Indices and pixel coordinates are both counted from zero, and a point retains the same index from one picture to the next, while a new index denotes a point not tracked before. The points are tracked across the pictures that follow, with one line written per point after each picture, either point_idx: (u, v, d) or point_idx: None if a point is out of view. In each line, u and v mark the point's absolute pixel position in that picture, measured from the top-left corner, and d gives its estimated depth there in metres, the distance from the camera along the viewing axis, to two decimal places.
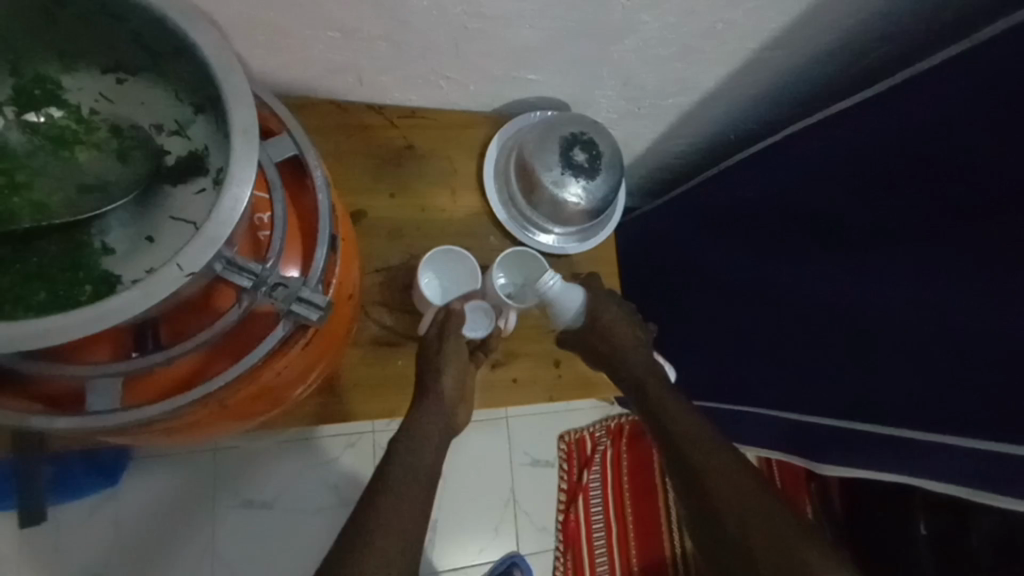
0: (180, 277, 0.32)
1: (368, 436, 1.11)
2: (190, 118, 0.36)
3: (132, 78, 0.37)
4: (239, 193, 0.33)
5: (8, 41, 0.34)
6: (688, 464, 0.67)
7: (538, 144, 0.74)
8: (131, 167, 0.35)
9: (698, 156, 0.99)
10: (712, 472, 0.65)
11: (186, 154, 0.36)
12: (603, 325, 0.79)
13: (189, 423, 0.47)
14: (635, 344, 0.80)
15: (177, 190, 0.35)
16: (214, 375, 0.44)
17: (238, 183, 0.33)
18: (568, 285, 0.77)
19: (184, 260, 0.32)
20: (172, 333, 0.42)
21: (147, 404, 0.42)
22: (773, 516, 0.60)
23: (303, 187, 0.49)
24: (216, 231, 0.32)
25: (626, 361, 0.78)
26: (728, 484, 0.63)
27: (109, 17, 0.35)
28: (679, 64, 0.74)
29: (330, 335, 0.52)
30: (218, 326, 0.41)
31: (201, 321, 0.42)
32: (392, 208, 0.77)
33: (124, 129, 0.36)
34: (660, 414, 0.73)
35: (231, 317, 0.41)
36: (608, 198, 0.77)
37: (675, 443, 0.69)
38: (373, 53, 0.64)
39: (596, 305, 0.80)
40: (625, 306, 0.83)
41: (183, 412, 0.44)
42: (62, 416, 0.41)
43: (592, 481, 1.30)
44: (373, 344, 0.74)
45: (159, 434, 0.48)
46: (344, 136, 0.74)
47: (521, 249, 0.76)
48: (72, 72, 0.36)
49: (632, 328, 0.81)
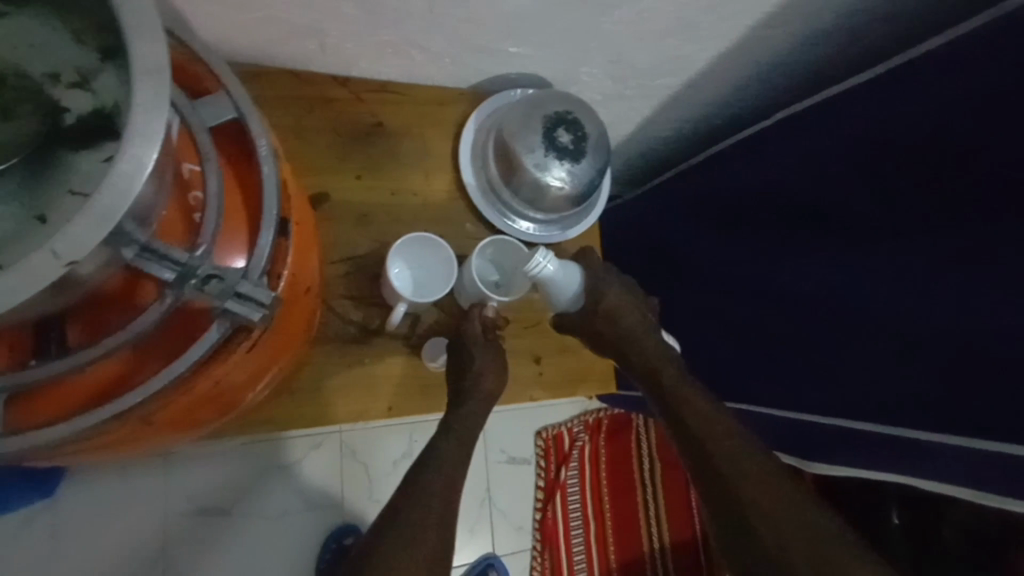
0: (68, 264, 0.26)
1: (335, 436, 1.06)
2: (96, 68, 0.29)
3: (17, 12, 0.29)
4: (145, 158, 0.26)
5: None
6: (714, 467, 0.59)
7: (520, 122, 0.68)
8: (17, 124, 0.28)
9: (683, 142, 0.94)
10: (743, 479, 0.57)
11: (92, 111, 0.28)
12: (607, 310, 0.72)
13: (113, 440, 0.40)
14: (644, 326, 0.73)
15: (78, 156, 0.28)
16: (135, 385, 0.37)
17: (141, 144, 0.26)
18: (562, 264, 0.69)
19: (63, 244, 0.26)
20: (81, 335, 0.34)
21: (49, 424, 0.35)
22: (810, 519, 0.53)
23: (246, 161, 0.42)
24: (111, 204, 0.26)
25: (637, 345, 0.72)
26: (759, 488, 0.56)
27: None
28: (673, 40, 0.69)
29: (285, 334, 0.46)
30: (135, 327, 0.34)
31: (113, 323, 0.35)
32: (358, 191, 0.70)
33: (7, 77, 0.28)
34: (682, 408, 0.65)
35: (152, 316, 0.34)
36: (594, 183, 0.71)
37: (700, 442, 0.62)
38: (338, 16, 0.57)
39: (596, 287, 0.73)
40: (629, 281, 0.76)
41: (103, 428, 0.37)
42: None
43: (569, 478, 1.26)
44: (338, 341, 0.67)
45: (79, 453, 0.42)
46: (304, 111, 0.67)
47: (497, 239, 0.72)
48: None
49: (639, 306, 0.74)
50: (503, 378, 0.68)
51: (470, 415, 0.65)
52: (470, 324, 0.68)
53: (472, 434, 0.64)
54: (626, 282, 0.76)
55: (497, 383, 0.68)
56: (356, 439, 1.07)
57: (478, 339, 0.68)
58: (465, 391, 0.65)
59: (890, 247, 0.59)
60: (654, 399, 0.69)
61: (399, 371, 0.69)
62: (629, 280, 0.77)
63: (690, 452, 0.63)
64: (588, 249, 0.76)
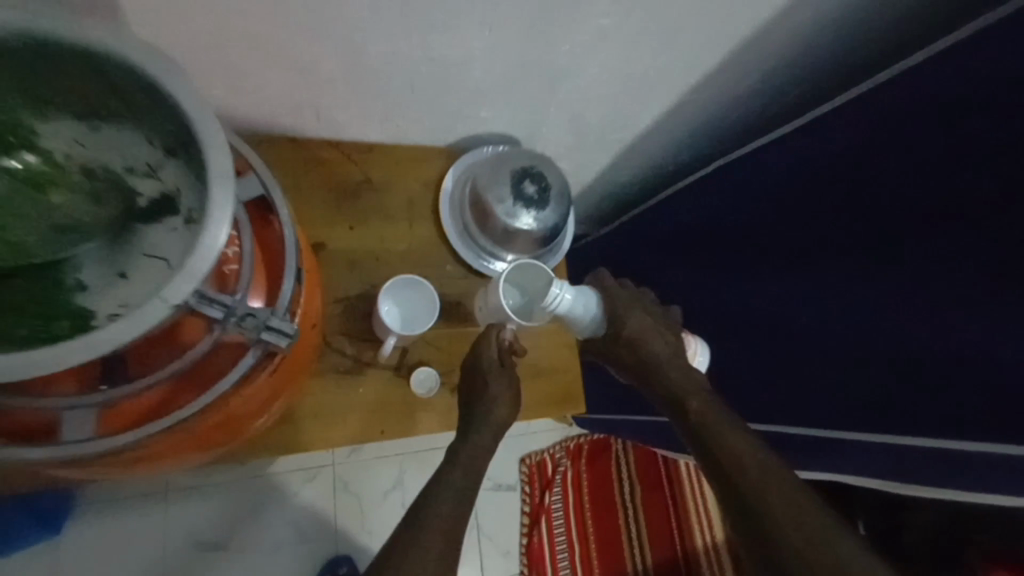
0: (171, 309, 0.33)
1: (329, 471, 1.11)
2: (162, 161, 0.37)
3: (105, 123, 0.37)
4: (217, 238, 0.34)
5: None
6: (727, 474, 0.58)
7: (490, 177, 0.79)
8: (105, 208, 0.37)
9: (640, 186, 1.06)
10: (753, 482, 0.56)
11: (158, 197, 0.37)
12: (628, 337, 0.77)
13: (159, 452, 0.48)
14: (669, 352, 0.75)
15: (148, 228, 0.37)
16: (182, 405, 0.45)
17: (216, 224, 0.34)
18: (579, 292, 0.76)
19: (168, 292, 0.33)
20: (137, 364, 0.42)
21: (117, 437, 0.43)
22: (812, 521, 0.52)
23: (266, 222, 0.51)
24: (195, 267, 0.34)
25: (661, 372, 0.73)
26: (769, 492, 0.55)
27: (87, 70, 0.34)
28: (618, 102, 0.81)
29: (296, 362, 0.54)
30: (186, 358, 0.43)
31: (170, 355, 0.43)
32: (352, 239, 0.79)
33: (97, 172, 0.38)
34: (710, 434, 0.62)
35: (200, 348, 0.43)
36: (558, 227, 0.81)
37: (713, 453, 0.61)
38: (331, 91, 0.68)
39: (618, 316, 0.78)
40: (650, 304, 0.81)
41: (154, 439, 0.45)
42: (38, 448, 0.41)
43: (554, 503, 1.32)
44: (336, 372, 0.75)
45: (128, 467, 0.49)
46: (302, 171, 0.77)
47: (519, 266, 0.77)
48: (43, 118, 0.36)
49: (662, 332, 0.77)
50: (516, 406, 0.73)
51: (483, 434, 0.69)
52: (488, 345, 0.74)
53: (482, 455, 0.67)
54: (647, 305, 0.81)
55: (509, 412, 0.72)
56: (348, 471, 1.13)
57: (494, 365, 0.73)
58: (477, 418, 0.70)
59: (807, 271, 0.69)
60: (677, 424, 0.68)
61: (393, 397, 0.77)
62: (650, 302, 0.82)
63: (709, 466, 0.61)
64: (601, 272, 0.85)
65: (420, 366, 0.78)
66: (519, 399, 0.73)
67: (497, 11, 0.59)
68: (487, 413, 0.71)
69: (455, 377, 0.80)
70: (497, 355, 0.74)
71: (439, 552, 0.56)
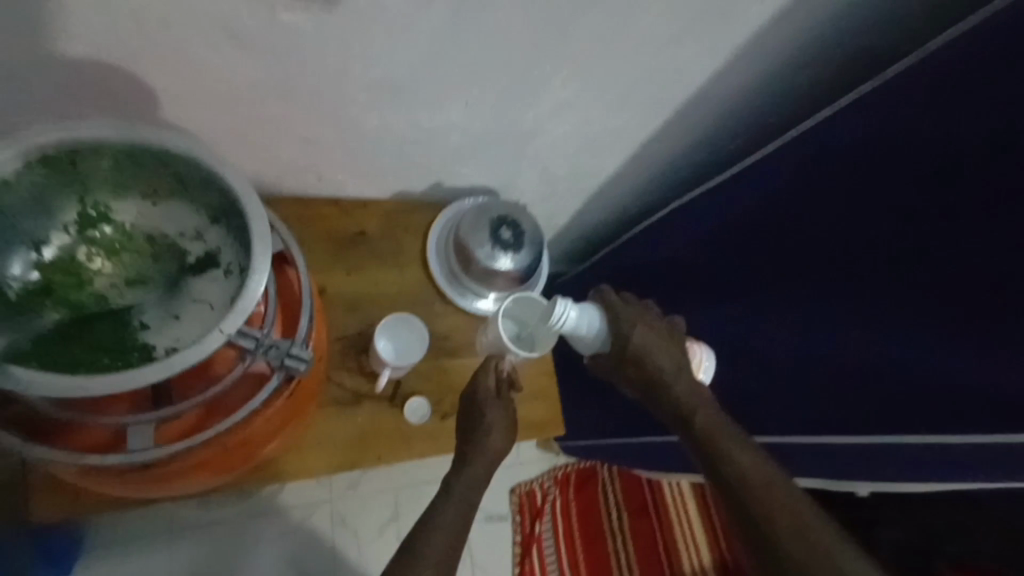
0: (225, 339, 0.43)
1: (327, 506, 1.17)
2: (207, 227, 0.50)
3: (163, 201, 0.50)
4: (259, 283, 0.45)
5: (83, 183, 0.47)
6: (743, 492, 0.65)
7: (471, 225, 0.89)
8: (164, 265, 0.49)
9: (608, 227, 1.18)
10: (768, 505, 0.63)
11: (205, 254, 0.49)
12: (636, 351, 0.77)
13: (199, 464, 0.56)
14: (675, 364, 0.78)
15: (196, 279, 0.49)
16: (224, 418, 0.54)
17: (258, 271, 0.46)
18: (581, 308, 0.77)
19: (223, 325, 0.44)
20: (186, 388, 0.53)
21: (173, 445, 0.52)
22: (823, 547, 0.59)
23: (283, 272, 0.62)
24: (244, 305, 0.44)
25: (670, 386, 0.76)
26: (784, 513, 0.62)
27: (158, 162, 0.47)
28: (582, 157, 0.93)
29: (310, 386, 0.63)
30: (228, 379, 0.52)
31: (213, 377, 0.53)
32: (351, 284, 0.88)
33: (156, 238, 0.50)
34: (719, 450, 0.69)
35: (237, 373, 0.53)
36: (533, 266, 0.92)
37: (729, 474, 0.67)
38: (332, 157, 0.79)
39: (623, 330, 0.78)
40: (655, 317, 0.82)
41: (196, 450, 0.54)
42: (109, 455, 0.50)
43: (545, 531, 1.37)
44: (338, 404, 0.83)
45: (170, 482, 0.57)
46: (305, 225, 0.87)
47: (517, 295, 0.84)
48: (119, 199, 0.49)
49: (668, 346, 0.79)
50: (511, 434, 0.79)
51: (480, 460, 0.75)
52: (484, 376, 0.81)
53: (477, 483, 0.73)
54: (652, 318, 0.81)
55: (504, 439, 0.78)
56: (346, 506, 1.19)
57: (491, 394, 0.80)
58: (475, 442, 0.76)
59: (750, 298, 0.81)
60: (682, 436, 0.74)
61: (389, 425, 0.85)
62: (650, 313, 0.82)
63: (721, 482, 0.67)
64: (602, 287, 0.84)
65: (412, 396, 0.87)
66: (513, 427, 0.79)
67: (473, 91, 0.71)
68: (481, 440, 0.76)
69: (445, 405, 0.88)
70: (494, 387, 0.81)
71: (442, 557, 0.64)
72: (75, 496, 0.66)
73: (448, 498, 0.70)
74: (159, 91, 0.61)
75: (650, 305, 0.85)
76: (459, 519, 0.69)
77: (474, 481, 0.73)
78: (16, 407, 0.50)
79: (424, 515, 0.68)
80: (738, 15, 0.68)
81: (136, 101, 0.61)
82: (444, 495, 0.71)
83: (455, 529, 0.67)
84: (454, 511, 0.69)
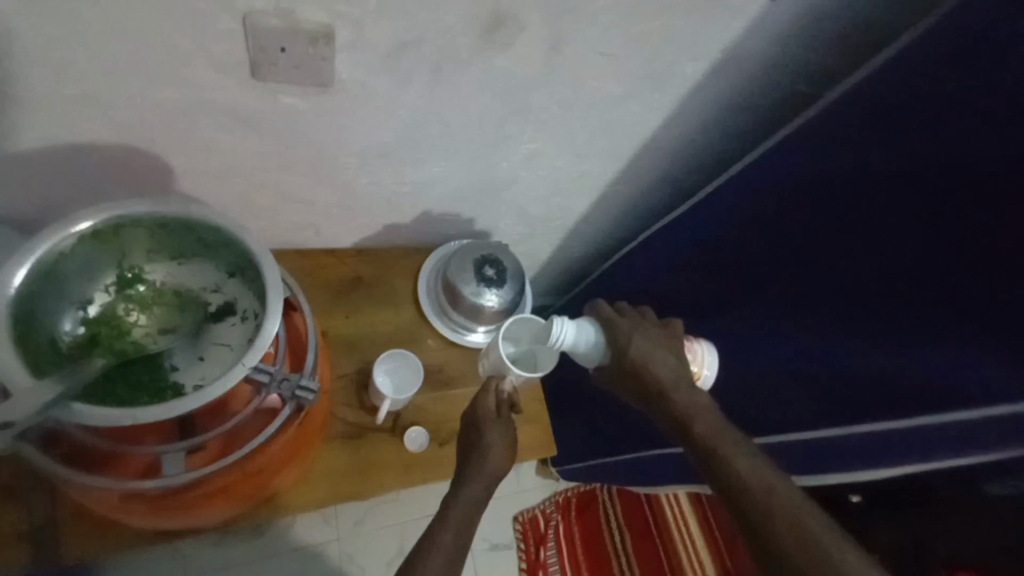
0: (247, 372, 0.52)
1: (335, 544, 1.21)
2: (225, 281, 0.60)
3: (189, 260, 0.60)
4: (273, 323, 0.54)
5: (123, 250, 0.57)
6: (744, 501, 0.63)
7: (457, 265, 0.98)
8: (189, 314, 0.59)
9: (587, 260, 1.26)
10: (767, 512, 0.61)
11: (224, 303, 0.59)
12: (636, 362, 0.74)
13: (220, 489, 0.63)
14: (676, 372, 0.74)
15: (217, 325, 0.59)
16: (244, 444, 0.62)
17: (272, 312, 0.54)
18: (578, 325, 0.77)
19: (246, 359, 0.52)
20: (210, 420, 0.61)
21: (201, 468, 0.60)
22: (822, 554, 0.58)
23: (290, 317, 0.70)
24: (262, 341, 0.53)
25: (672, 397, 0.72)
26: (785, 522, 0.60)
27: (185, 229, 0.58)
28: (555, 199, 1.02)
29: (317, 417, 0.71)
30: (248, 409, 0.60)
31: (234, 411, 0.62)
32: (350, 326, 0.96)
33: (183, 292, 0.60)
34: (718, 459, 0.67)
35: (254, 405, 0.61)
36: (517, 299, 1.00)
37: (729, 484, 0.64)
38: (328, 214, 0.88)
39: (621, 343, 0.76)
40: (651, 325, 0.80)
41: (219, 475, 0.61)
42: (147, 481, 0.57)
43: (549, 558, 1.40)
44: (342, 437, 0.90)
45: (195, 508, 0.63)
46: (305, 275, 0.95)
47: (516, 318, 0.86)
48: (152, 261, 0.59)
49: (669, 355, 0.76)
50: (510, 456, 0.80)
51: (478, 479, 0.76)
52: (485, 396, 0.83)
53: (474, 503, 0.73)
54: (649, 326, 0.79)
55: (503, 460, 0.79)
56: (354, 543, 1.22)
57: (489, 415, 0.82)
58: (473, 463, 0.77)
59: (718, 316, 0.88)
60: (684, 446, 0.71)
61: (391, 455, 0.91)
62: (648, 321, 0.80)
63: (722, 492, 0.65)
64: (596, 300, 0.83)
65: (411, 426, 0.93)
66: (511, 449, 0.80)
67: (451, 149, 0.81)
68: (479, 461, 0.77)
69: (442, 433, 0.94)
70: (493, 406, 0.83)
71: (442, 573, 0.64)
72: (107, 530, 0.73)
73: (447, 518, 0.70)
74: (175, 166, 0.70)
75: (645, 312, 0.84)
76: (457, 538, 0.68)
77: (472, 501, 0.73)
78: (63, 445, 0.58)
79: (423, 536, 0.68)
80: (674, 72, 0.78)
81: (155, 175, 0.71)
82: (441, 517, 0.71)
83: (454, 547, 0.67)
84: (453, 528, 0.69)
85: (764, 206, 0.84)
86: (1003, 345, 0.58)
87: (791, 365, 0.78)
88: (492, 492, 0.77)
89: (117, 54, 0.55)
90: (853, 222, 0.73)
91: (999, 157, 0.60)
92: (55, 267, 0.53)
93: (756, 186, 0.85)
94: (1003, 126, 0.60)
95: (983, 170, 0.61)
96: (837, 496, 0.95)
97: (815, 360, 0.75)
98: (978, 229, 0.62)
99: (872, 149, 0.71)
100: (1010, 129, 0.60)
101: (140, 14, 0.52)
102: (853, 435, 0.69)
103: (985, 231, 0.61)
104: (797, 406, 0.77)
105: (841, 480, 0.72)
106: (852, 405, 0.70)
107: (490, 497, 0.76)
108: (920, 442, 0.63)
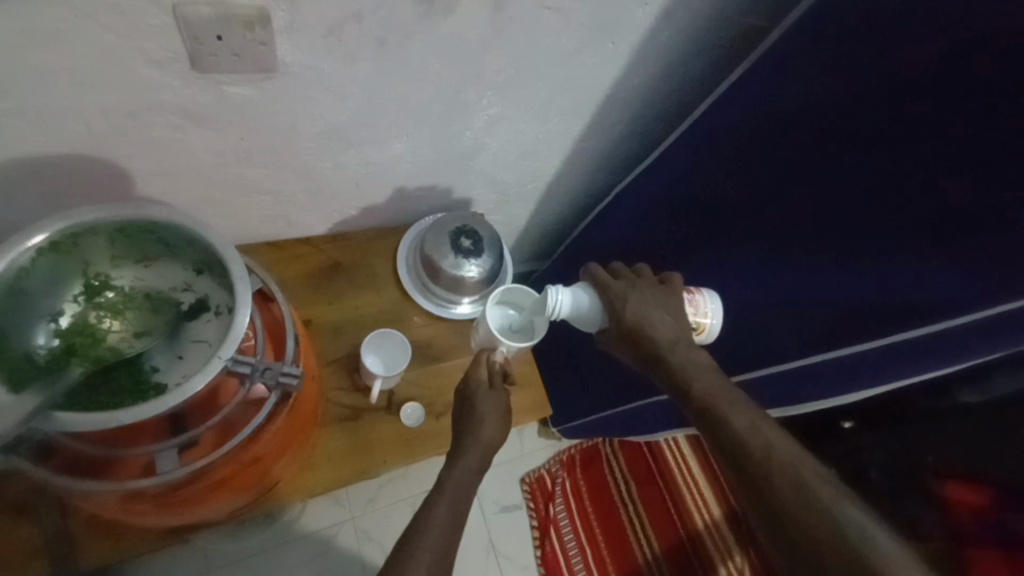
0: (225, 365, 0.53)
1: (350, 523, 1.24)
2: (194, 279, 0.62)
3: (154, 262, 0.62)
4: (245, 314, 0.55)
5: (86, 258, 0.58)
6: (741, 453, 0.61)
7: (434, 240, 0.97)
8: (162, 315, 0.61)
9: (565, 222, 1.27)
10: (764, 464, 0.60)
11: (196, 300, 0.61)
12: (634, 322, 0.73)
13: (217, 481, 0.65)
14: (673, 329, 0.73)
15: (191, 322, 0.61)
16: (235, 436, 0.64)
17: (243, 304, 0.55)
18: (574, 291, 0.79)
19: (222, 352, 0.53)
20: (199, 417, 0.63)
21: (195, 462, 0.62)
22: (820, 505, 0.56)
23: (268, 307, 0.71)
24: (236, 332, 0.54)
25: (667, 355, 0.71)
26: (781, 473, 0.59)
27: (144, 232, 0.59)
28: (525, 163, 1.02)
29: (307, 405, 0.72)
30: (235, 401, 0.63)
31: (220, 406, 0.63)
32: (333, 312, 0.96)
33: (154, 294, 0.61)
34: (715, 412, 0.65)
35: (240, 396, 0.63)
36: (496, 267, 1.00)
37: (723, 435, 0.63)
38: (297, 204, 0.88)
39: (616, 305, 0.75)
40: (646, 283, 0.79)
41: (214, 468, 0.63)
42: (144, 479, 0.60)
43: (558, 513, 1.44)
44: (338, 421, 0.91)
45: (195, 502, 0.65)
46: (282, 266, 0.95)
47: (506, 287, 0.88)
48: (117, 266, 0.61)
49: (660, 310, 0.75)
50: (505, 423, 0.81)
51: (476, 449, 0.78)
52: (477, 368, 0.85)
53: (471, 470, 0.76)
54: (646, 285, 0.78)
55: (498, 428, 0.80)
56: (368, 521, 1.26)
57: (483, 386, 0.83)
58: (468, 435, 0.79)
59: (702, 266, 0.91)
60: (680, 402, 0.69)
61: (389, 431, 0.93)
62: (641, 278, 0.80)
63: (719, 446, 0.64)
64: (590, 264, 0.82)
65: (407, 403, 0.95)
66: (506, 417, 0.81)
67: (411, 122, 0.80)
68: (475, 434, 0.79)
69: (437, 406, 0.96)
70: (486, 378, 0.85)
71: (443, 544, 0.66)
72: (118, 535, 0.75)
73: (446, 488, 0.72)
74: (133, 171, 0.70)
75: (640, 270, 0.83)
76: (456, 505, 0.71)
77: (471, 470, 0.75)
78: (57, 455, 0.60)
79: (424, 507, 0.70)
80: (624, 20, 0.77)
81: (113, 181, 0.70)
82: (439, 486, 0.73)
83: (455, 513, 0.70)
84: (451, 495, 0.71)
85: (731, 147, 0.85)
86: (962, 257, 0.60)
87: (768, 301, 0.80)
88: (487, 463, 0.79)
89: (52, 62, 0.54)
90: (815, 153, 0.74)
91: (950, 72, 0.61)
92: (19, 282, 0.54)
93: (720, 128, 0.85)
94: (949, 39, 0.60)
95: (934, 87, 0.62)
96: (829, 423, 0.98)
97: (791, 292, 0.77)
98: (934, 146, 0.62)
99: (828, 78, 0.71)
100: (956, 42, 0.60)
101: (68, 17, 0.51)
102: (827, 361, 0.71)
103: (940, 148, 0.62)
104: (778, 338, 0.79)
105: (823, 405, 0.74)
106: (828, 332, 0.72)
107: (488, 467, 0.78)
108: (891, 361, 0.65)
